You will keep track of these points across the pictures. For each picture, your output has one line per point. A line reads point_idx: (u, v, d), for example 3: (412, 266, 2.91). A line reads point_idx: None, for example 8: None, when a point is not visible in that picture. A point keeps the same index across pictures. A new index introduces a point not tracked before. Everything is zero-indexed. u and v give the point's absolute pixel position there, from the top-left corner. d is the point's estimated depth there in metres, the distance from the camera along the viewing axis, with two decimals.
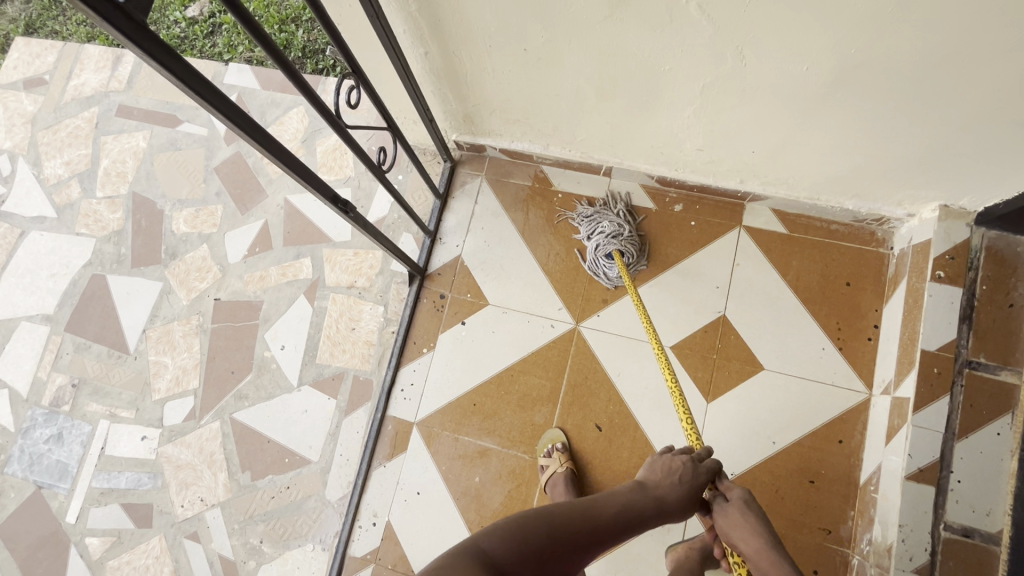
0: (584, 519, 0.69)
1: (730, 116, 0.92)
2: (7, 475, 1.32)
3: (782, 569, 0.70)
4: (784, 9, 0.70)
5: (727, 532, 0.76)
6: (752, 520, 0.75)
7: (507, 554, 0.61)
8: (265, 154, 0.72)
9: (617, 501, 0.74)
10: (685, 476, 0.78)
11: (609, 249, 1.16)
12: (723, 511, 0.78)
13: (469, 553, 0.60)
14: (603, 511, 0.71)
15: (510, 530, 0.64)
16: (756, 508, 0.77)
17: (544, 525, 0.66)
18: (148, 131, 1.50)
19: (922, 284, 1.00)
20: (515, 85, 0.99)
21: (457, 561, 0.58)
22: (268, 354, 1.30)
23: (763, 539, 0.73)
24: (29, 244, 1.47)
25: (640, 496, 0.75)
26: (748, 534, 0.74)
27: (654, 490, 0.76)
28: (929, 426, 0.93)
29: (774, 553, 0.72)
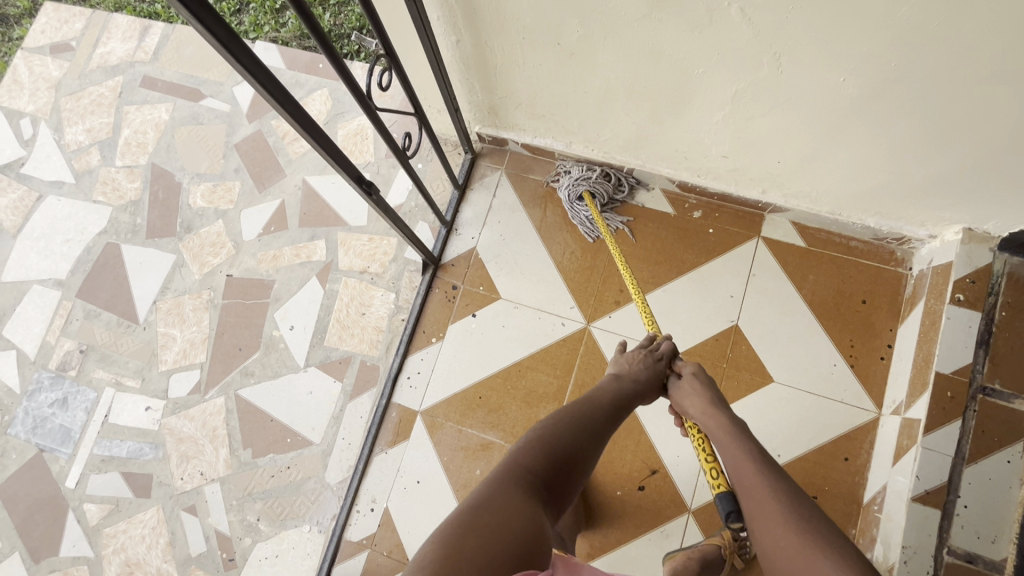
0: (589, 419, 0.76)
1: (759, 124, 0.92)
2: (10, 436, 1.33)
3: (726, 422, 0.77)
4: (827, 18, 0.69)
5: (682, 404, 0.85)
6: (698, 388, 0.84)
7: (543, 465, 0.68)
8: (298, 130, 0.72)
9: (608, 391, 0.82)
10: (644, 362, 0.87)
11: (579, 190, 1.20)
12: (677, 386, 0.87)
13: (509, 476, 0.65)
14: (599, 401, 0.79)
15: (542, 440, 0.71)
16: (704, 378, 0.85)
17: (563, 431, 0.73)
18: (170, 104, 1.51)
19: (941, 306, 0.99)
20: (545, 79, 0.99)
21: (503, 485, 0.64)
22: (277, 333, 1.30)
23: (706, 400, 0.81)
24: (46, 208, 1.47)
25: (620, 383, 0.83)
26: (696, 399, 0.83)
27: (628, 377, 0.85)
28: (939, 449, 0.92)
29: (718, 411, 0.79)
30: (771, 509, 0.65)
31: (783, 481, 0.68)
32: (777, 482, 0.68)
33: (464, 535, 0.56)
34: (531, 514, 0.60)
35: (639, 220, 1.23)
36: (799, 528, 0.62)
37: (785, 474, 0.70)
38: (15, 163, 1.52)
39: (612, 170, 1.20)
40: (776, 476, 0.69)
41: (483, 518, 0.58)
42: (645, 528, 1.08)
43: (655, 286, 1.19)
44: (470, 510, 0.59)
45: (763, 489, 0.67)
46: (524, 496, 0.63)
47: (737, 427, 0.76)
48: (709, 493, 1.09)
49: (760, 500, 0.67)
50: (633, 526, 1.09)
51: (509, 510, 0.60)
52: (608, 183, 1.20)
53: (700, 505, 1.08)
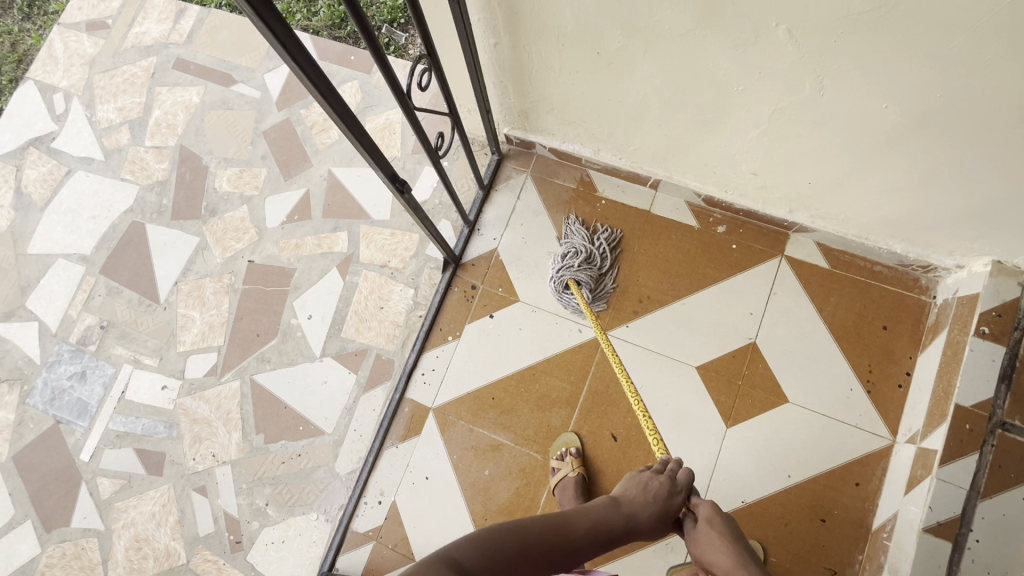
0: (557, 537, 0.66)
1: (793, 145, 0.91)
2: (28, 406, 1.35)
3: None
4: (876, 45, 0.69)
5: (702, 555, 0.76)
6: (723, 537, 0.76)
7: (480, 565, 0.57)
8: (340, 127, 0.73)
9: (592, 518, 0.72)
10: (655, 491, 0.78)
11: (563, 278, 1.19)
12: (695, 534, 0.78)
13: (441, 565, 0.53)
14: (579, 525, 0.70)
15: (486, 538, 0.60)
16: (723, 525, 0.77)
17: (519, 540, 0.62)
18: (202, 87, 1.52)
19: (965, 337, 0.99)
20: (580, 87, 0.99)
21: (432, 569, 0.52)
22: (295, 322, 1.31)
23: (733, 557, 0.74)
24: (74, 183, 1.49)
25: (613, 511, 0.74)
26: (723, 554, 0.74)
27: (627, 505, 0.76)
28: (954, 481, 0.92)
29: (749, 574, 0.72)
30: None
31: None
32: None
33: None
34: None
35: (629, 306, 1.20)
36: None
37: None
38: (46, 137, 1.54)
39: (594, 257, 1.20)
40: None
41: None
42: (651, 539, 1.09)
43: (674, 298, 1.19)
44: None
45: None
46: None
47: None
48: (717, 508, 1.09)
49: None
50: (638, 537, 1.09)
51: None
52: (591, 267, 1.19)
53: None
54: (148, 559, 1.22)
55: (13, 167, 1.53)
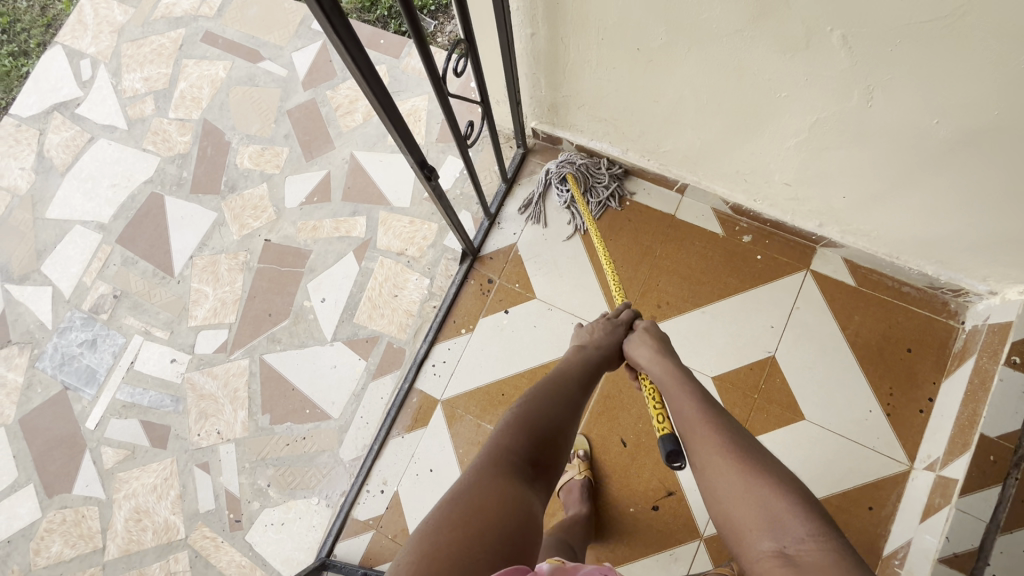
0: (566, 391, 0.73)
1: (832, 156, 0.89)
2: (37, 370, 1.35)
3: (669, 366, 0.75)
4: (934, 55, 0.66)
5: (630, 356, 0.82)
6: (648, 338, 0.82)
7: (526, 445, 0.65)
8: (375, 107, 0.72)
9: (577, 363, 0.78)
10: (603, 327, 0.85)
11: (563, 171, 1.22)
12: (629, 341, 0.84)
13: (490, 463, 0.62)
14: (568, 375, 0.76)
15: (519, 421, 0.67)
16: (655, 332, 0.83)
17: (540, 407, 0.69)
18: (229, 62, 1.51)
19: (994, 366, 0.96)
20: (615, 84, 0.97)
21: (482, 472, 0.61)
22: (308, 304, 1.30)
23: (658, 350, 0.79)
24: (96, 151, 1.49)
25: (587, 352, 0.80)
26: (646, 349, 0.80)
27: (592, 344, 0.82)
28: (972, 512, 0.89)
29: (664, 358, 0.77)
30: (715, 449, 0.62)
31: (723, 418, 0.65)
32: (719, 424, 0.64)
33: (429, 536, 0.54)
34: (516, 501, 0.59)
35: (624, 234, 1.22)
36: (739, 468, 0.59)
37: (725, 411, 0.67)
38: (71, 102, 1.54)
39: (598, 163, 1.22)
40: (716, 415, 0.66)
41: (459, 514, 0.56)
42: (654, 548, 1.07)
43: (694, 305, 1.17)
44: (452, 503, 0.57)
45: (703, 434, 0.64)
46: (508, 483, 0.60)
47: (680, 369, 0.74)
48: None
49: (706, 443, 0.63)
50: (641, 544, 1.07)
51: (484, 497, 0.58)
52: (594, 175, 1.22)
53: (713, 533, 1.06)
54: (146, 531, 1.21)
55: (36, 130, 1.53)
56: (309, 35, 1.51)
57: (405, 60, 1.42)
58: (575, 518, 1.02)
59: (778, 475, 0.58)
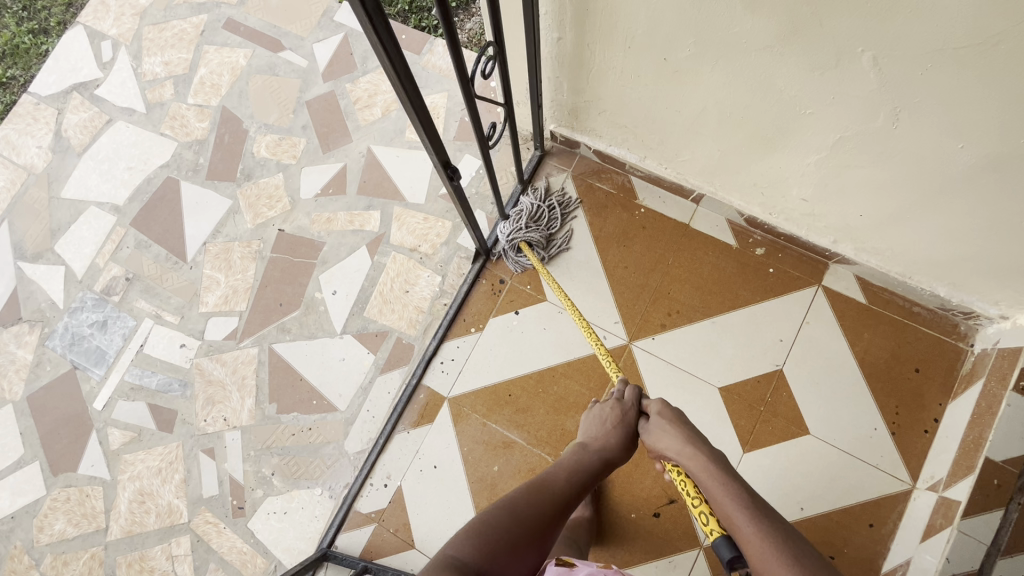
0: (539, 503, 0.72)
1: (851, 175, 0.89)
2: (46, 348, 1.35)
3: (705, 462, 0.73)
4: (965, 81, 0.67)
5: (657, 445, 0.79)
6: (669, 424, 0.79)
7: (479, 556, 0.63)
8: (405, 105, 0.73)
9: (567, 469, 0.80)
10: (610, 421, 0.86)
11: (516, 243, 1.21)
12: (649, 429, 0.82)
13: (441, 566, 0.60)
14: (553, 482, 0.76)
15: (476, 529, 0.66)
16: (672, 414, 0.81)
17: (503, 517, 0.68)
18: (249, 51, 1.51)
19: (1003, 391, 0.96)
20: (639, 93, 0.97)
21: (432, 574, 0.59)
22: (319, 296, 1.31)
23: (684, 436, 0.76)
24: (114, 133, 1.49)
25: (582, 455, 0.82)
26: (672, 438, 0.77)
27: (594, 446, 0.83)
28: (974, 535, 0.90)
29: (697, 450, 0.74)
30: (779, 572, 0.59)
31: (776, 530, 0.63)
32: (773, 536, 0.62)
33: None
34: None
35: (638, 244, 1.22)
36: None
37: (775, 517, 0.65)
38: (91, 83, 1.54)
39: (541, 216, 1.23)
40: (769, 529, 0.63)
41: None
42: (654, 555, 1.07)
43: (704, 316, 1.17)
44: None
45: (762, 553, 0.61)
46: None
47: (718, 466, 0.71)
48: None
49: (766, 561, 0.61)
50: (641, 551, 1.08)
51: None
52: (540, 227, 1.23)
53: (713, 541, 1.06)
54: (150, 514, 1.22)
55: (54, 110, 1.53)
56: (330, 27, 1.51)
57: (426, 56, 1.42)
58: (577, 521, 1.03)
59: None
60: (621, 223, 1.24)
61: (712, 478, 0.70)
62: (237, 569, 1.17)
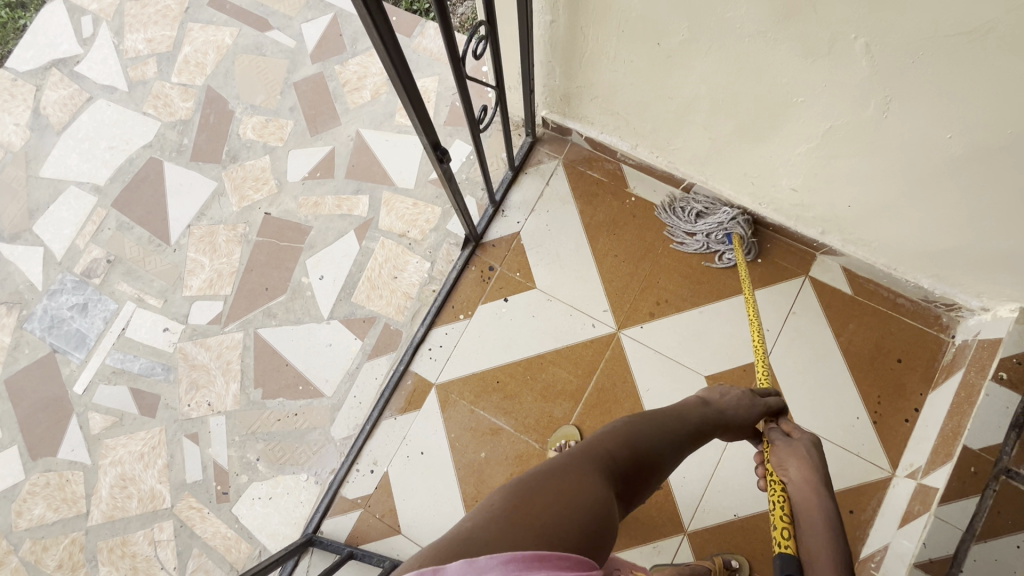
0: (672, 430, 0.69)
1: (842, 165, 0.89)
2: (25, 331, 1.32)
3: (823, 509, 0.66)
4: (958, 70, 0.67)
5: (780, 460, 0.73)
6: (808, 454, 0.72)
7: (625, 458, 0.62)
8: (394, 82, 0.71)
9: (695, 412, 0.74)
10: (744, 398, 0.79)
11: (731, 237, 1.14)
12: (784, 443, 0.75)
13: (589, 457, 0.60)
14: (686, 417, 0.72)
15: (624, 434, 0.64)
16: (816, 447, 0.74)
17: (645, 431, 0.66)
18: (235, 29, 1.48)
19: (981, 381, 0.98)
20: (631, 78, 0.96)
21: (579, 462, 0.58)
22: (306, 281, 1.29)
23: (816, 472, 0.70)
24: (94, 111, 1.45)
25: (708, 408, 0.75)
26: (802, 468, 0.71)
27: (716, 405, 0.76)
28: (950, 521, 0.92)
29: (822, 493, 0.67)
30: None
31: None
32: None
33: (518, 491, 0.53)
34: (602, 501, 0.55)
35: (628, 232, 1.22)
36: None
37: None
38: (71, 59, 1.50)
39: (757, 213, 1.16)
40: None
41: (548, 495, 0.53)
42: (638, 540, 1.09)
43: (692, 305, 1.17)
44: (544, 473, 0.56)
45: None
46: (600, 481, 0.57)
47: (834, 520, 0.65)
48: (709, 519, 1.08)
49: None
50: (626, 536, 1.09)
51: (572, 485, 0.55)
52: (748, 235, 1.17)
53: (697, 527, 1.08)
54: (132, 499, 1.21)
55: (33, 86, 1.48)
56: (319, 6, 1.47)
57: (417, 39, 1.40)
58: None
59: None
60: (612, 210, 1.23)
61: (821, 518, 0.65)
62: (221, 554, 1.16)
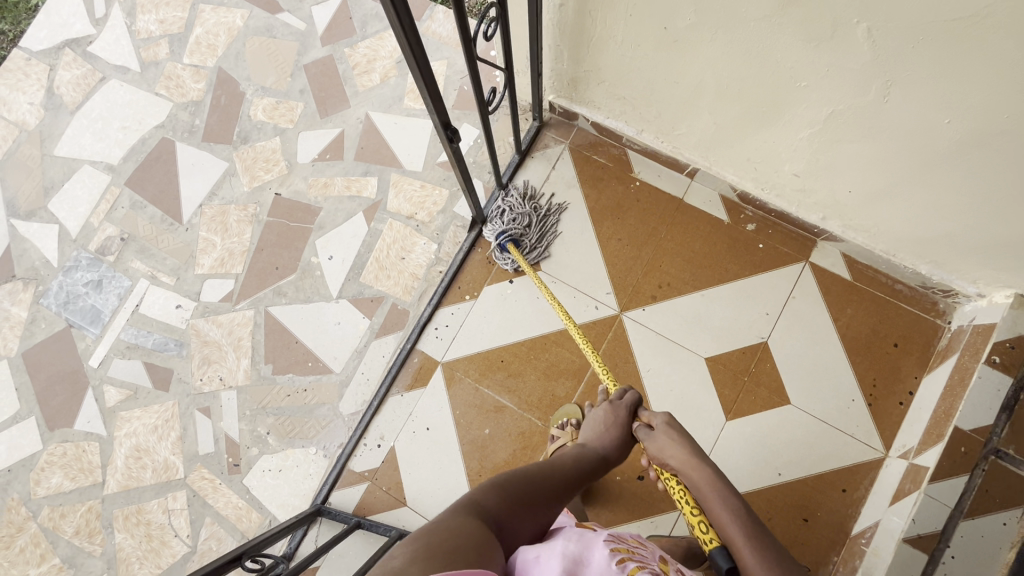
0: (551, 476, 0.75)
1: (841, 150, 0.91)
2: (41, 306, 1.36)
3: (708, 475, 0.74)
4: (952, 58, 0.69)
5: (659, 454, 0.80)
6: (674, 436, 0.80)
7: (506, 505, 0.65)
8: (408, 59, 0.73)
9: (569, 458, 0.81)
10: (609, 422, 0.87)
11: (501, 242, 1.21)
12: (651, 437, 0.81)
13: (466, 509, 0.61)
14: (562, 464, 0.79)
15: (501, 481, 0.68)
16: (678, 426, 0.81)
17: (527, 480, 0.71)
18: (247, 11, 1.49)
19: (975, 364, 1.01)
20: (636, 62, 0.98)
21: (458, 510, 0.61)
22: (315, 261, 1.32)
23: (688, 451, 0.77)
24: (107, 91, 1.48)
25: (583, 451, 0.83)
26: (677, 449, 0.78)
27: (591, 445, 0.84)
28: (939, 499, 0.95)
29: (700, 462, 0.75)
30: None
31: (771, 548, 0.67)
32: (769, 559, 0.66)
33: (413, 539, 0.52)
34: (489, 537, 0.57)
35: (631, 220, 1.24)
36: None
37: (767, 533, 0.69)
38: (83, 39, 1.51)
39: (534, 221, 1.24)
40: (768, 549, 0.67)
41: (439, 540, 0.52)
42: (636, 514, 1.12)
43: (694, 289, 1.20)
44: (431, 522, 0.56)
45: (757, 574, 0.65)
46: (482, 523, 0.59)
47: (718, 481, 0.73)
48: None
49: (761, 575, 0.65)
50: (624, 510, 1.13)
51: (458, 530, 0.55)
52: (529, 232, 1.24)
53: None
54: (146, 469, 1.25)
55: (46, 66, 1.50)
56: None
57: (426, 23, 1.41)
58: None
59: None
60: (616, 196, 1.25)
61: (711, 487, 0.73)
62: (233, 524, 1.20)
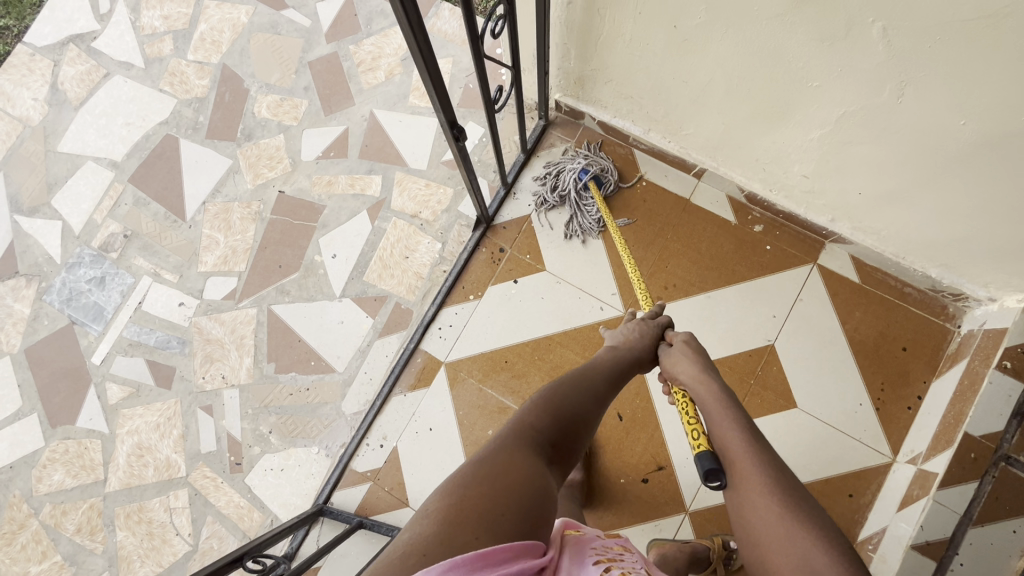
0: (592, 383, 0.73)
1: (851, 151, 0.90)
2: (44, 303, 1.35)
3: (714, 387, 0.72)
4: (969, 59, 0.68)
5: (672, 370, 0.79)
6: (687, 353, 0.78)
7: (550, 428, 0.65)
8: (415, 57, 0.72)
9: (608, 360, 0.79)
10: (639, 332, 0.84)
11: (585, 180, 1.20)
12: (667, 354, 0.81)
13: (516, 436, 0.62)
14: (602, 367, 0.77)
15: (547, 404, 0.67)
16: (695, 345, 0.80)
17: (571, 395, 0.69)
18: (252, 8, 1.48)
19: (985, 369, 0.99)
20: (645, 60, 0.97)
21: (504, 440, 0.61)
22: (318, 259, 1.31)
23: (699, 367, 0.76)
24: (111, 87, 1.47)
25: (617, 353, 0.80)
26: (688, 365, 0.77)
27: (624, 348, 0.82)
28: (948, 505, 0.94)
29: (708, 375, 0.74)
30: (761, 494, 0.59)
31: (769, 455, 0.62)
32: (762, 467, 0.61)
33: (450, 490, 0.53)
34: (535, 474, 0.57)
35: (638, 220, 1.23)
36: (779, 507, 0.57)
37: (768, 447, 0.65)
38: (88, 35, 1.51)
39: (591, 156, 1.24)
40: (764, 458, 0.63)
41: (477, 491, 0.53)
42: (639, 517, 1.11)
43: (700, 290, 1.19)
44: (471, 465, 0.57)
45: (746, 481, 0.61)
46: (528, 455, 0.59)
47: (723, 393, 0.71)
48: (710, 500, 1.10)
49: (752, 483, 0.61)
50: (627, 513, 1.12)
51: (503, 469, 0.56)
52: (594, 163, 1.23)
53: (699, 507, 1.10)
54: (148, 467, 1.24)
55: (50, 61, 1.50)
56: None
57: (432, 20, 1.40)
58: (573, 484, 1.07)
59: (835, 543, 0.54)
60: (623, 195, 1.24)
61: (712, 398, 0.71)
62: (234, 523, 1.20)
